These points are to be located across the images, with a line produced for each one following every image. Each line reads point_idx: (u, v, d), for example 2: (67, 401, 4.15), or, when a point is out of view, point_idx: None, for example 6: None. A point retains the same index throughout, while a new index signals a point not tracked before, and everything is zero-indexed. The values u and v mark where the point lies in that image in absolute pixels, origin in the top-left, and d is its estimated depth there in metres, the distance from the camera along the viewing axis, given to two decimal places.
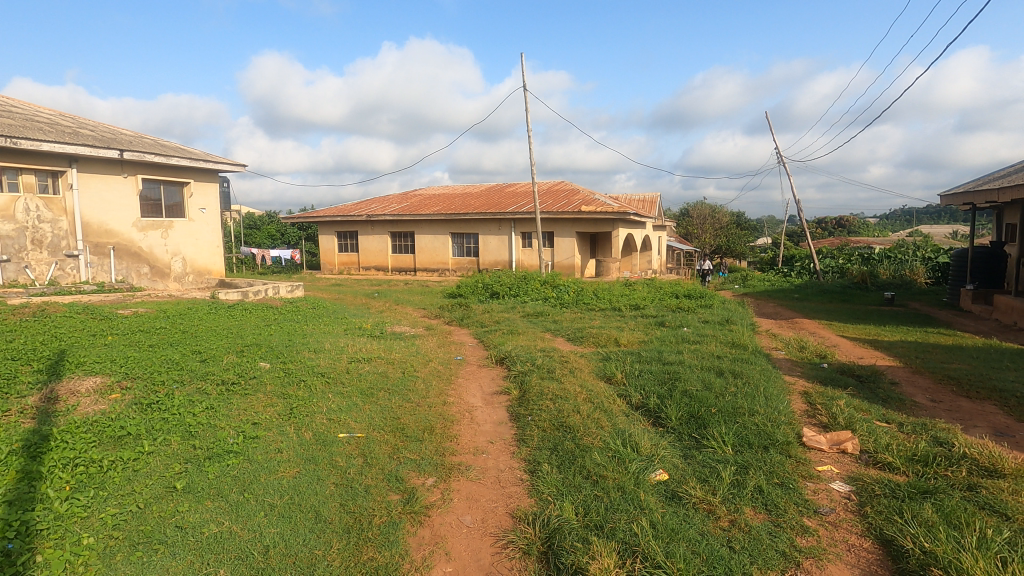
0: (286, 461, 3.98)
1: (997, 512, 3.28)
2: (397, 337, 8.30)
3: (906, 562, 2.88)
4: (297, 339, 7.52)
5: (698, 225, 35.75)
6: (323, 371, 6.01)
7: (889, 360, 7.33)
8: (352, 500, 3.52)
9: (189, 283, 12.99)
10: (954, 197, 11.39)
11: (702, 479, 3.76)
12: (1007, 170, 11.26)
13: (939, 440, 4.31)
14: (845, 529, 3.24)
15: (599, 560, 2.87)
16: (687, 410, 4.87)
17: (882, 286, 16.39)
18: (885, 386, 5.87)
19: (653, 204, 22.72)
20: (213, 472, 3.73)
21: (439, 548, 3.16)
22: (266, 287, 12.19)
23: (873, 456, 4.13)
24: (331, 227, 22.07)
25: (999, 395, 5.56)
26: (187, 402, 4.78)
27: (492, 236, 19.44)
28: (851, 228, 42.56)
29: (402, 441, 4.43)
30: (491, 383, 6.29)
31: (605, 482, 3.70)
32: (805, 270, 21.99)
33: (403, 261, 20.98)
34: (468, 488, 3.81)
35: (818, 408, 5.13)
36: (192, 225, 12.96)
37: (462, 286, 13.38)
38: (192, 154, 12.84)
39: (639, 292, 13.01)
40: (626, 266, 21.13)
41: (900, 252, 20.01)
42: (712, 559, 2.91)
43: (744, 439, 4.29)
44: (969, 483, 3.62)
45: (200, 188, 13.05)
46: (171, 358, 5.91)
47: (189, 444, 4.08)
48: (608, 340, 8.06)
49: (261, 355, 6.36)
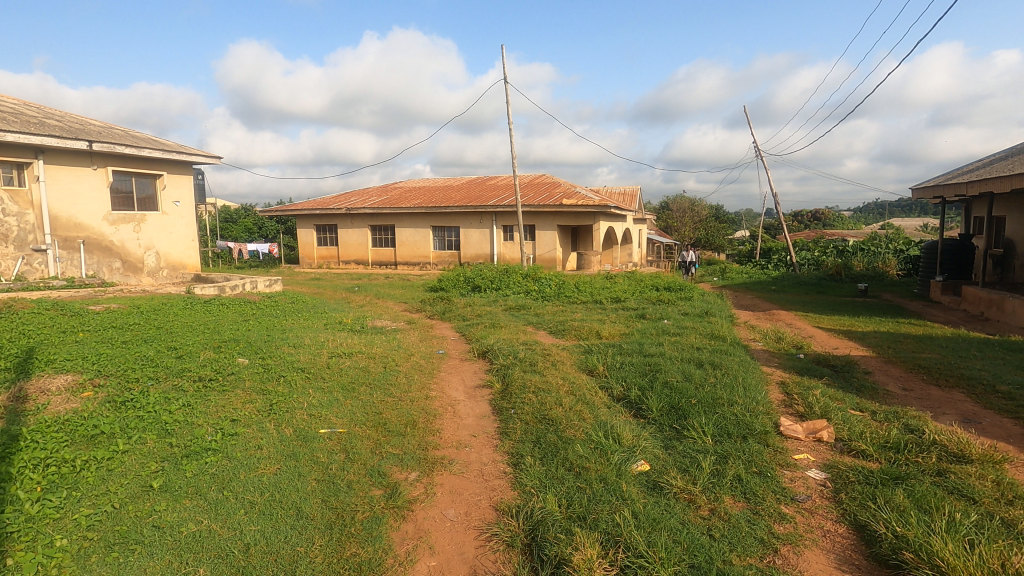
0: (266, 458, 3.93)
1: (964, 496, 3.40)
2: (379, 332, 8.26)
3: (880, 547, 2.96)
4: (277, 334, 7.42)
5: (676, 218, 36.22)
6: (304, 366, 5.94)
7: (862, 350, 7.52)
8: (334, 496, 3.49)
9: (164, 279, 12.71)
10: (925, 190, 11.69)
11: (683, 469, 3.82)
12: (976, 164, 11.58)
13: (910, 427, 4.43)
14: (821, 515, 3.32)
15: (583, 551, 2.90)
16: (668, 401, 4.93)
17: (855, 278, 16.76)
18: (859, 376, 6.03)
19: (634, 197, 22.87)
20: (191, 470, 3.66)
21: (423, 542, 3.16)
22: (244, 282, 12.01)
23: (848, 444, 4.24)
24: (309, 220, 21.78)
25: (966, 383, 5.75)
26: (163, 399, 4.68)
27: (473, 229, 19.39)
28: (827, 221, 43.29)
29: (384, 436, 4.41)
30: (474, 376, 6.31)
31: (588, 474, 3.73)
32: (782, 262, 22.40)
33: (384, 255, 20.78)
34: (451, 482, 3.81)
35: (795, 397, 5.23)
36: (166, 218, 12.66)
37: (444, 279, 13.31)
38: (165, 146, 12.53)
39: (620, 284, 13.13)
40: (608, 259, 21.28)
41: (873, 245, 20.48)
42: (693, 548, 2.97)
43: (723, 429, 4.36)
44: (939, 468, 3.74)
45: (174, 181, 12.75)
46: (146, 355, 5.78)
47: (165, 442, 4.00)
48: (589, 332, 8.11)
49: (239, 350, 6.27)
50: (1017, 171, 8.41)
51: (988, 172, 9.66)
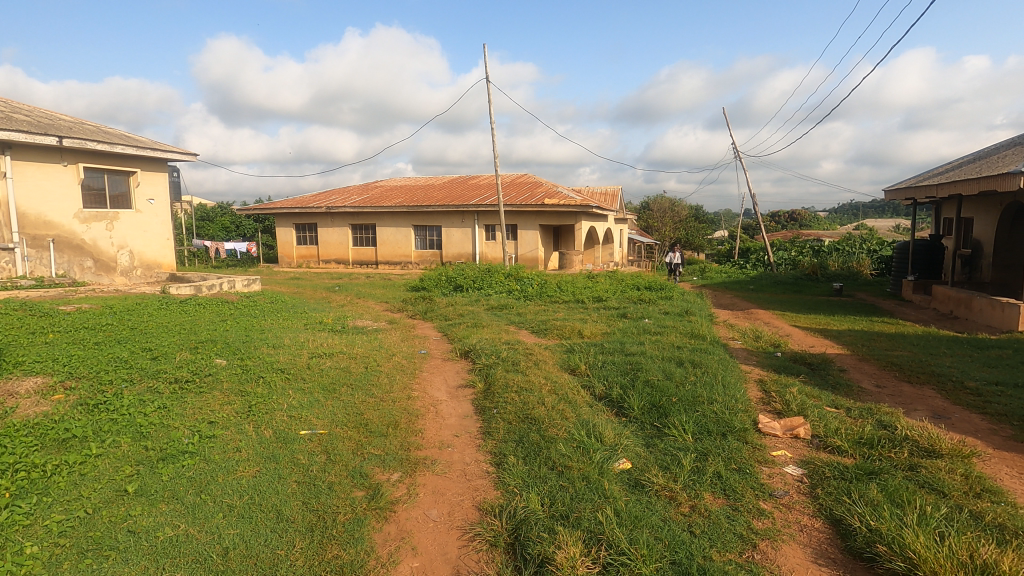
0: (245, 460, 3.87)
1: (935, 490, 3.50)
2: (360, 332, 8.19)
3: (854, 540, 3.03)
4: (255, 334, 7.31)
5: (657, 218, 36.51)
6: (283, 367, 5.86)
7: (837, 348, 7.69)
8: (315, 498, 3.46)
9: (137, 278, 12.43)
10: (897, 192, 11.99)
11: (664, 466, 3.87)
12: (945, 167, 11.92)
13: (883, 423, 4.54)
14: (798, 511, 3.39)
15: (566, 549, 2.91)
16: (649, 400, 4.98)
17: (830, 277, 17.12)
18: (834, 373, 6.17)
19: (615, 197, 23.04)
20: (167, 474, 3.59)
21: (405, 543, 3.14)
22: (221, 281, 11.82)
23: (824, 441, 4.33)
24: (289, 219, 21.50)
25: (937, 380, 5.91)
26: (137, 401, 4.58)
27: (455, 229, 19.33)
28: (803, 222, 44.04)
29: (366, 437, 4.37)
30: (456, 376, 6.29)
31: (571, 473, 3.74)
32: (759, 262, 22.77)
33: (365, 254, 20.60)
34: (434, 482, 3.80)
35: (773, 395, 5.32)
36: (140, 216, 12.38)
37: (425, 279, 13.23)
38: (139, 142, 12.25)
39: (601, 284, 13.19)
40: (590, 259, 21.36)
41: (848, 245, 20.94)
42: (674, 544, 3.01)
43: (703, 427, 4.42)
44: (911, 463, 3.84)
45: (148, 178, 12.47)
46: (120, 355, 5.66)
47: (141, 445, 3.92)
48: (571, 332, 8.14)
49: (216, 351, 6.16)
50: (985, 174, 8.66)
51: (957, 175, 9.94)
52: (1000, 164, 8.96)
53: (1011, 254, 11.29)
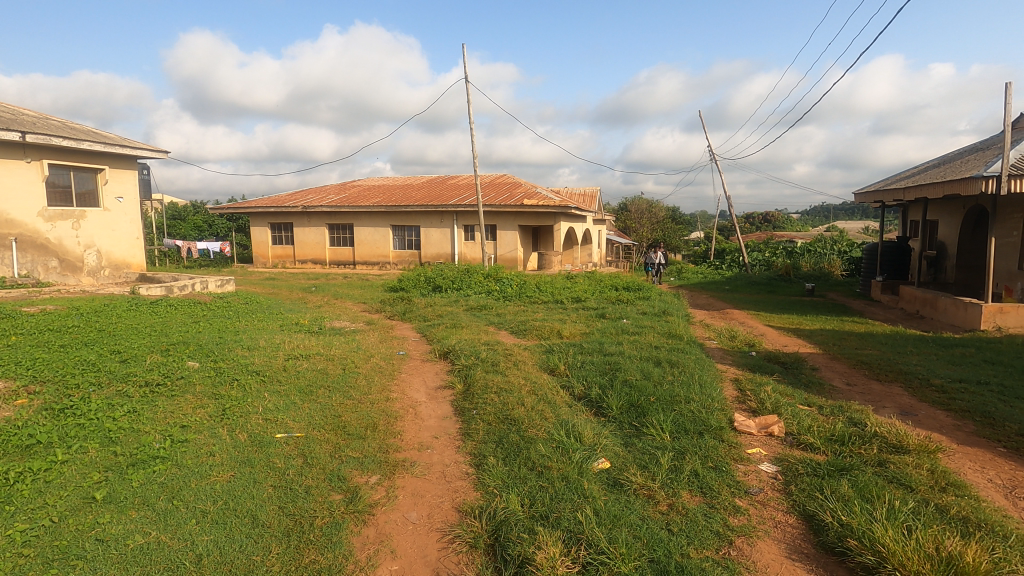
0: (219, 464, 3.79)
1: (903, 485, 3.60)
2: (337, 333, 8.09)
3: (826, 535, 3.11)
4: (230, 336, 7.17)
5: (635, 219, 36.85)
6: (259, 369, 5.75)
7: (809, 347, 7.87)
8: (291, 502, 3.40)
9: (106, 278, 12.08)
10: (867, 195, 12.30)
11: (642, 465, 3.91)
12: (912, 171, 12.28)
13: (854, 420, 4.66)
14: (773, 507, 3.46)
15: (546, 549, 2.91)
16: (627, 399, 5.02)
17: (803, 278, 17.51)
18: (807, 372, 6.31)
19: (593, 197, 23.19)
20: (137, 480, 3.50)
21: (384, 547, 3.12)
22: (193, 282, 11.55)
23: (797, 438, 4.42)
24: (264, 218, 21.14)
25: (904, 377, 6.09)
26: (106, 406, 4.45)
27: (434, 229, 19.22)
28: (776, 223, 44.96)
29: (344, 439, 4.32)
30: (435, 377, 6.25)
31: (550, 473, 3.76)
32: (734, 263, 23.17)
33: (342, 254, 20.38)
34: (413, 484, 3.78)
35: (748, 394, 5.42)
36: (109, 215, 12.03)
37: (404, 279, 13.13)
38: (107, 138, 11.89)
39: (580, 285, 13.25)
40: (569, 259, 21.50)
41: (819, 246, 21.43)
42: (653, 542, 3.04)
43: (681, 425, 4.48)
44: (880, 459, 3.95)
45: (116, 176, 12.11)
46: (87, 358, 5.49)
47: (110, 451, 3.81)
48: (550, 332, 8.18)
49: (188, 354, 6.01)
50: (949, 179, 8.93)
51: (923, 179, 10.25)
52: (962, 169, 9.28)
53: (974, 256, 11.69)
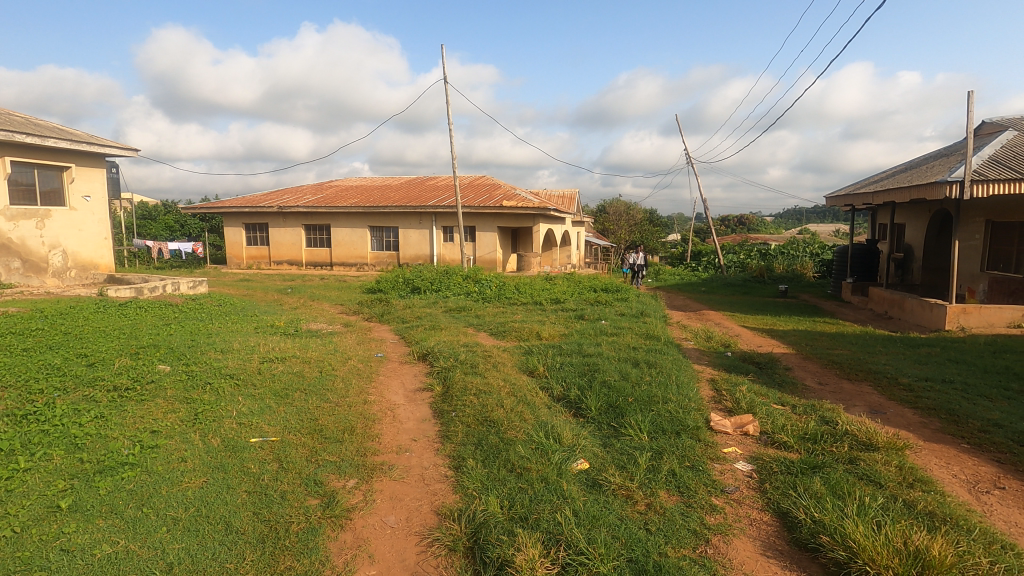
0: (191, 470, 3.70)
1: (872, 481, 3.69)
2: (314, 335, 7.97)
3: (800, 532, 3.17)
4: (202, 338, 7.01)
5: (613, 221, 37.17)
6: (233, 373, 5.63)
7: (783, 347, 8.03)
8: (267, 508, 3.34)
9: (72, 280, 11.71)
10: (837, 199, 12.60)
11: (620, 466, 3.93)
12: (881, 176, 12.62)
13: (826, 419, 4.77)
14: (748, 505, 3.52)
15: (525, 551, 2.91)
16: (606, 400, 5.06)
17: (776, 279, 17.86)
18: (781, 371, 6.44)
19: (572, 200, 23.30)
20: (105, 487, 3.39)
21: (362, 552, 3.08)
22: (164, 283, 11.26)
23: (771, 437, 4.50)
24: (238, 218, 20.75)
25: (874, 376, 6.25)
26: (72, 411, 4.31)
27: (412, 230, 19.08)
28: (751, 226, 45.82)
29: (321, 443, 4.26)
30: (414, 380, 6.19)
31: (529, 474, 3.76)
32: (710, 265, 23.52)
33: (319, 255, 20.12)
34: (392, 488, 3.74)
35: (724, 394, 5.50)
36: (75, 214, 11.67)
37: (382, 281, 13.02)
38: (74, 135, 11.54)
39: (559, 286, 13.30)
40: (547, 261, 21.60)
41: (793, 248, 21.90)
42: (631, 542, 3.06)
43: (659, 426, 4.53)
44: (851, 456, 4.04)
45: (83, 174, 11.76)
46: (51, 362, 5.31)
47: (76, 458, 3.69)
48: (530, 333, 8.18)
49: (159, 357, 5.86)
50: (915, 183, 9.20)
51: (891, 183, 10.55)
52: (927, 174, 9.59)
53: (939, 258, 12.06)
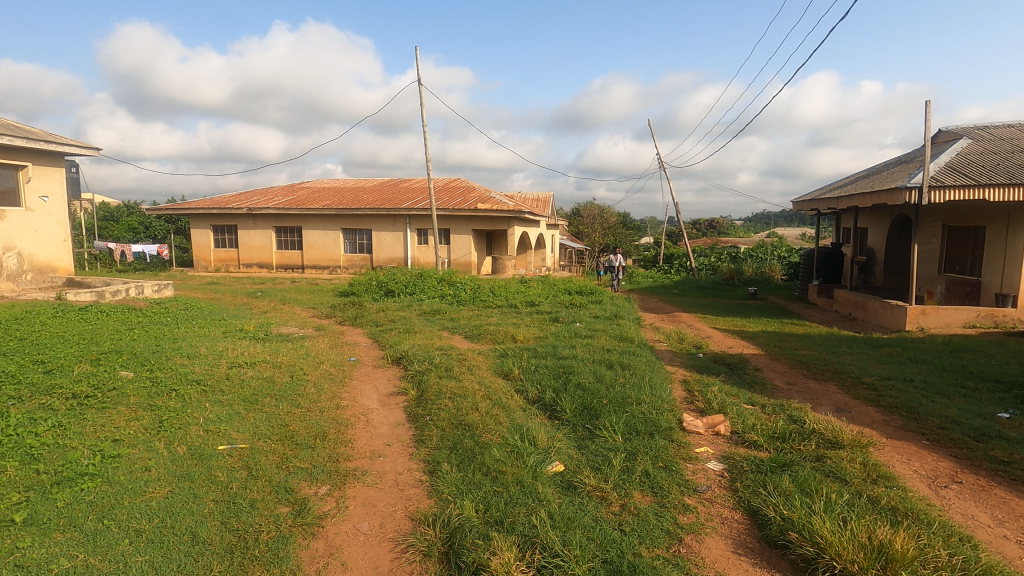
0: (156, 480, 3.58)
1: (838, 478, 3.79)
2: (284, 339, 7.81)
3: (769, 530, 3.24)
4: (167, 344, 6.80)
5: (587, 224, 37.49)
6: (200, 379, 5.47)
7: (753, 348, 8.20)
8: (235, 517, 3.25)
9: (28, 283, 11.25)
10: (804, 204, 12.95)
11: (595, 467, 3.96)
12: (845, 181, 13.03)
13: (794, 418, 4.88)
14: (719, 504, 3.58)
15: (501, 554, 2.90)
16: (580, 402, 5.09)
17: (746, 282, 18.24)
18: (751, 372, 6.57)
19: (546, 203, 23.42)
20: (63, 499, 3.26)
21: (335, 559, 3.02)
22: (127, 287, 10.90)
23: (741, 436, 4.59)
24: (205, 220, 20.24)
25: (839, 376, 6.43)
26: (27, 420, 4.13)
27: (386, 232, 18.89)
28: (721, 229, 46.75)
29: (292, 449, 4.17)
30: (387, 384, 6.11)
31: (504, 477, 3.75)
32: (682, 267, 23.92)
33: (290, 258, 19.77)
34: (365, 494, 3.68)
35: (695, 395, 5.59)
36: (31, 215, 11.22)
37: (355, 284, 12.86)
38: (30, 133, 11.09)
39: (534, 289, 13.32)
40: (522, 264, 21.66)
41: (761, 252, 22.42)
42: (605, 543, 3.08)
43: (632, 427, 4.57)
44: (818, 454, 4.14)
45: (40, 173, 11.30)
46: (5, 369, 5.08)
47: (31, 469, 3.54)
48: (505, 336, 8.17)
49: (121, 363, 5.66)
50: (877, 188, 9.52)
51: (855, 188, 10.90)
52: (888, 180, 9.96)
53: (900, 261, 12.51)
